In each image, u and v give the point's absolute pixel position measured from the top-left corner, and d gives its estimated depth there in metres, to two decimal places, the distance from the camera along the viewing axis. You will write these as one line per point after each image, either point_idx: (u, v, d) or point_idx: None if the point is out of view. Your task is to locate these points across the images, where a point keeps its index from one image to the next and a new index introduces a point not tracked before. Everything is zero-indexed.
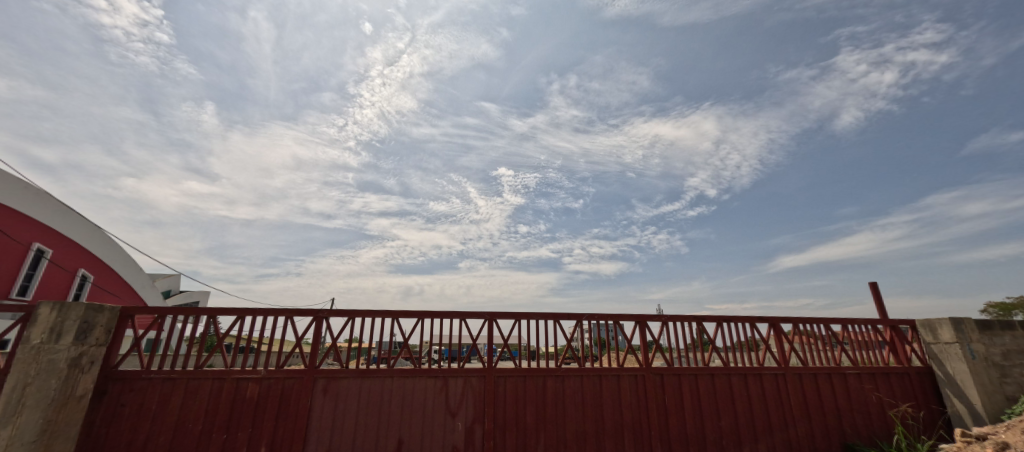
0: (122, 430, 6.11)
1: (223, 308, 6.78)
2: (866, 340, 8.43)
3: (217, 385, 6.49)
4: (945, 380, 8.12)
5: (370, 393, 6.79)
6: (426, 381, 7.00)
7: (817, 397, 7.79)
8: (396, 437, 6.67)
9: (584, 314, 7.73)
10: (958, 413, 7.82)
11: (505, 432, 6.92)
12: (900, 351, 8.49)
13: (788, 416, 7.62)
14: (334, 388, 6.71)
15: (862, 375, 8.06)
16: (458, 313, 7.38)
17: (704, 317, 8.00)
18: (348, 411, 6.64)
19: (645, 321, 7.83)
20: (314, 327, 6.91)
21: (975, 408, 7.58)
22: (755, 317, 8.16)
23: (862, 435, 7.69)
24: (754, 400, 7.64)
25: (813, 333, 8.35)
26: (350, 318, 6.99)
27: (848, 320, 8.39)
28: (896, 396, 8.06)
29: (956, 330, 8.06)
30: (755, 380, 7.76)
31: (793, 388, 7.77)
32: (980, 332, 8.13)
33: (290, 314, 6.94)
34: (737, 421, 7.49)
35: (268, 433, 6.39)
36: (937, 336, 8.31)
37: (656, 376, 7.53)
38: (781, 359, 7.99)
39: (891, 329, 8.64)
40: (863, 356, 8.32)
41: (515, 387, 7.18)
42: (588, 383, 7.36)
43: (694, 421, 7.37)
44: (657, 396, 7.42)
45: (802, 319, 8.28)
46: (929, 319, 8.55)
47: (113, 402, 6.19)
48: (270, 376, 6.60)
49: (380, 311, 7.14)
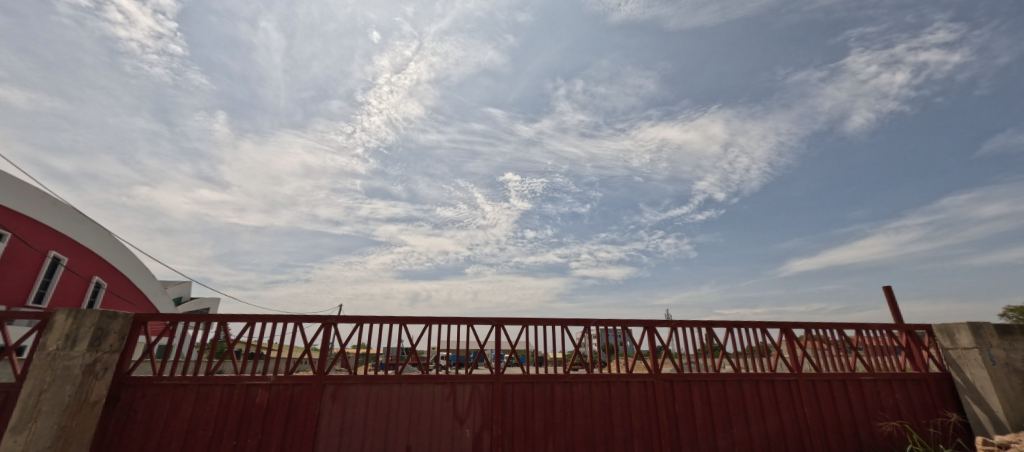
0: (134, 435, 6.19)
1: (235, 314, 6.87)
2: (881, 345, 8.25)
3: (227, 391, 6.53)
4: (964, 386, 7.92)
5: (379, 400, 6.79)
6: (433, 387, 6.99)
7: (831, 404, 7.63)
8: (404, 443, 6.66)
9: (592, 320, 7.68)
10: (979, 420, 7.62)
11: (513, 438, 6.88)
12: (917, 357, 8.27)
13: (801, 422, 7.47)
14: (343, 394, 6.72)
15: (878, 382, 7.88)
16: (466, 319, 7.39)
17: (713, 322, 7.90)
18: (357, 416, 6.65)
19: (653, 327, 7.76)
20: (323, 333, 6.95)
21: (996, 415, 7.37)
22: (765, 322, 8.04)
23: (880, 442, 7.52)
24: (767, 408, 7.50)
25: (826, 338, 8.16)
26: (358, 324, 7.02)
27: (861, 325, 8.22)
28: (913, 403, 7.87)
29: (975, 335, 7.83)
30: (767, 387, 7.62)
31: (806, 395, 7.63)
32: (1000, 337, 7.89)
33: (300, 319, 7.01)
34: (749, 428, 7.35)
35: (278, 438, 6.43)
36: (955, 340, 8.11)
37: (665, 383, 7.43)
38: (794, 365, 7.84)
39: (907, 334, 8.42)
40: (879, 363, 8.14)
41: (523, 393, 7.13)
42: (596, 389, 7.29)
43: (706, 429, 7.25)
44: (668, 403, 7.32)
45: (813, 324, 8.13)
46: (946, 324, 8.33)
47: (126, 408, 6.27)
48: (279, 382, 6.64)
49: (389, 317, 7.18)
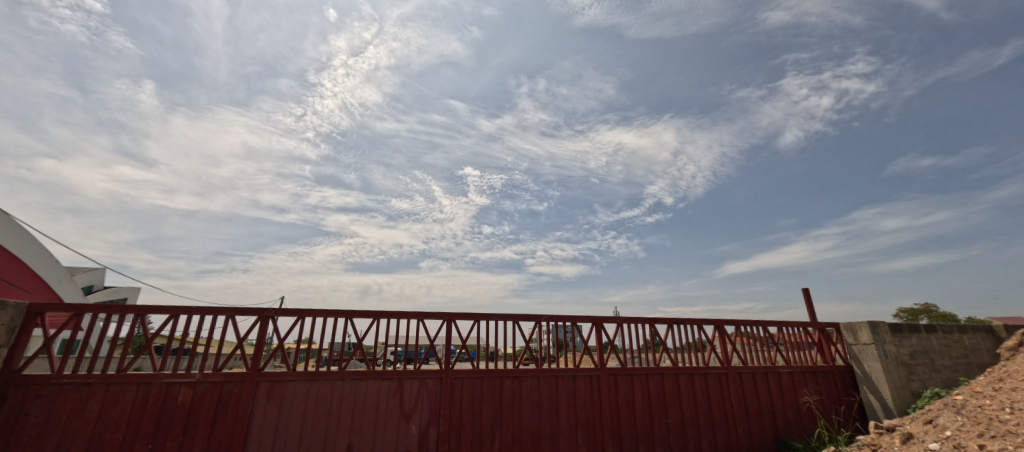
0: (25, 442, 5.43)
1: (155, 306, 6.21)
2: (798, 341, 9.14)
3: (143, 391, 5.91)
4: (863, 377, 8.98)
5: (319, 397, 6.46)
6: (379, 383, 6.78)
7: (754, 395, 8.35)
8: (345, 441, 6.41)
9: (543, 315, 7.81)
10: (873, 407, 8.70)
11: (460, 434, 6.85)
12: (826, 351, 9.26)
13: (728, 412, 8.11)
14: (279, 391, 6.33)
15: (794, 374, 8.74)
16: (416, 313, 7.23)
17: (656, 318, 8.34)
18: (294, 414, 6.30)
19: (601, 323, 8.05)
20: (258, 327, 6.48)
21: (886, 403, 8.44)
22: (702, 319, 8.61)
23: (793, 428, 8.33)
24: (700, 398, 8.06)
25: (753, 334, 8.90)
26: (299, 318, 6.62)
27: (783, 323, 9.06)
28: (822, 393, 8.81)
29: (873, 332, 8.89)
30: (700, 380, 8.18)
31: (734, 386, 8.29)
32: (893, 334, 9.00)
33: (232, 312, 6.48)
34: (684, 418, 7.86)
35: (202, 440, 5.93)
36: (857, 337, 9.17)
37: (609, 377, 7.75)
38: (725, 359, 8.49)
39: (819, 331, 9.40)
40: (796, 356, 9.03)
41: (472, 388, 7.12)
42: (544, 383, 7.44)
43: (645, 419, 7.65)
44: (611, 396, 7.64)
45: (742, 321, 8.83)
46: (852, 323, 9.38)
47: (15, 411, 5.49)
48: (205, 380, 6.11)
49: (333, 311, 6.85)
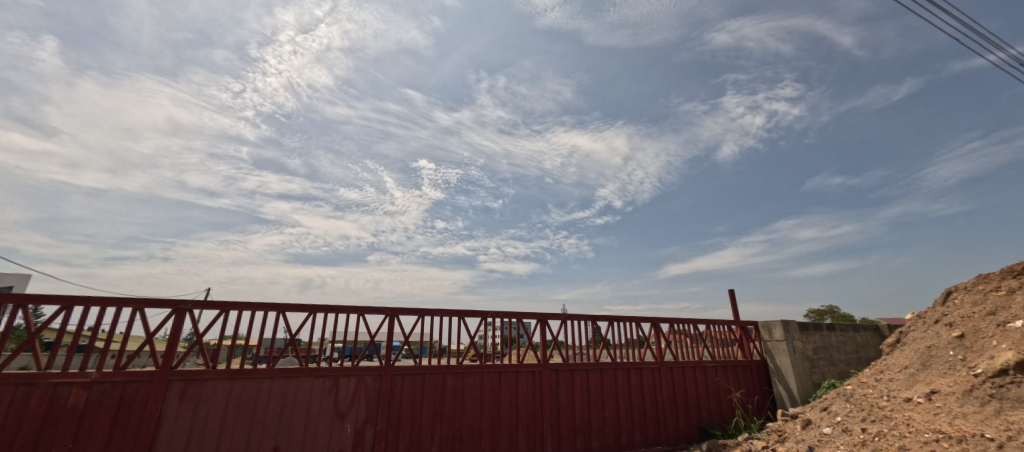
0: None
1: (43, 296, 5.39)
2: (723, 338, 9.94)
3: (22, 393, 5.12)
4: (775, 370, 9.97)
5: (243, 397, 5.99)
6: (313, 381, 6.42)
7: (682, 387, 8.97)
8: (271, 443, 6.01)
9: (489, 312, 7.81)
10: (781, 396, 9.70)
11: (398, 432, 6.68)
12: (746, 347, 10.16)
13: (659, 404, 8.64)
14: (195, 391, 5.78)
15: (717, 368, 9.51)
16: (356, 308, 6.92)
17: (599, 316, 8.65)
18: (213, 416, 5.79)
19: (546, 320, 8.20)
20: (173, 321, 5.87)
21: (792, 393, 9.44)
22: (640, 317, 9.07)
23: (714, 418, 9.06)
24: (634, 392, 8.51)
25: (685, 331, 9.53)
26: (223, 311, 6.09)
27: (711, 321, 9.79)
28: (741, 385, 9.66)
29: (785, 330, 9.89)
30: (635, 374, 8.63)
31: (665, 380, 8.84)
32: (801, 332, 10.07)
33: (142, 304, 5.80)
34: (619, 410, 8.25)
35: (97, 447, 5.26)
36: (772, 334, 10.16)
37: (551, 372, 7.94)
38: (658, 355, 9.03)
39: (741, 329, 10.28)
40: (720, 352, 9.82)
41: (413, 385, 6.96)
42: (487, 379, 7.46)
43: (583, 413, 7.94)
44: (552, 390, 7.84)
45: (676, 319, 9.43)
46: (768, 321, 10.37)
47: None
48: (104, 380, 5.42)
49: (264, 304, 6.37)
